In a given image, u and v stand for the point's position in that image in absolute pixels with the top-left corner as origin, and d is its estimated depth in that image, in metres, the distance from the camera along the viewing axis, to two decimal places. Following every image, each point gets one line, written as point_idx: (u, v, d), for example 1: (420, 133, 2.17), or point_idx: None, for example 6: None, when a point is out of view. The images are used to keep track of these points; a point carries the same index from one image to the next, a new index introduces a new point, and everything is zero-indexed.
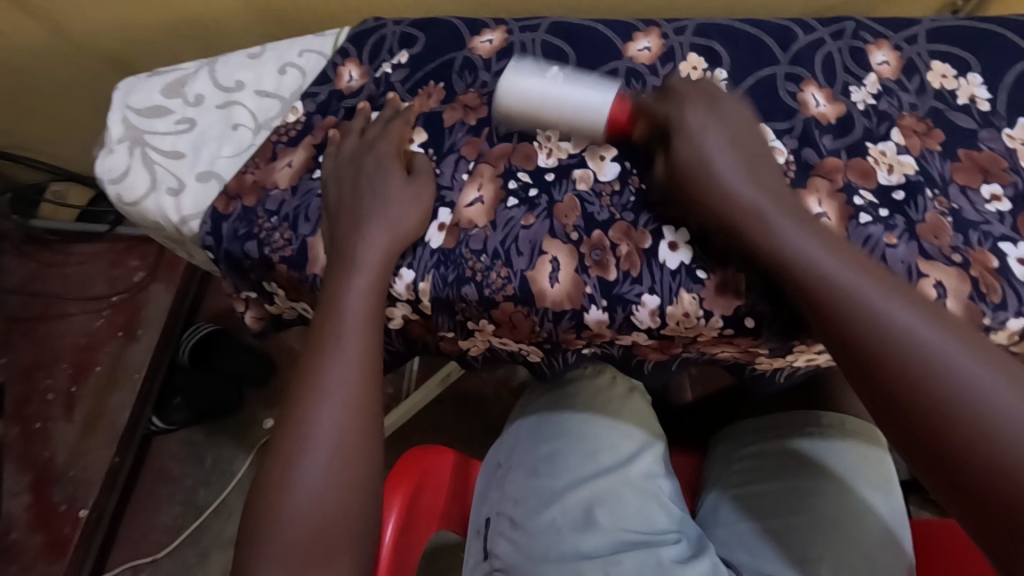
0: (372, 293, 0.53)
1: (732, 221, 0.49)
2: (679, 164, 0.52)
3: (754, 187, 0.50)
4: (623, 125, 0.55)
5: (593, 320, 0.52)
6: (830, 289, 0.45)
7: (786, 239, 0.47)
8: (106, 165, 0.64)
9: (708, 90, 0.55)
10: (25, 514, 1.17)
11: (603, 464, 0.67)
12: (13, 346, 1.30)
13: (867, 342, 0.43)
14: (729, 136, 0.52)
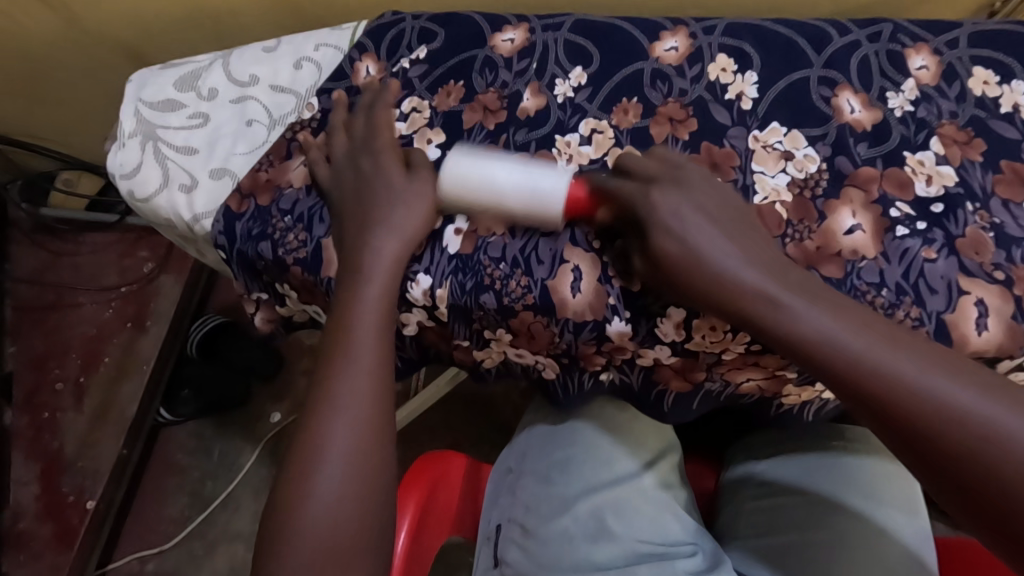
0: (382, 298, 0.51)
1: (734, 306, 0.45)
2: (679, 265, 0.46)
3: (773, 278, 0.45)
4: (582, 207, 0.51)
5: (614, 332, 0.51)
6: (897, 391, 0.40)
7: (832, 337, 0.42)
8: (118, 160, 0.63)
9: (673, 171, 0.50)
10: (34, 503, 1.17)
11: (617, 474, 0.66)
12: (23, 335, 1.29)
13: (952, 445, 0.39)
14: (705, 207, 0.48)
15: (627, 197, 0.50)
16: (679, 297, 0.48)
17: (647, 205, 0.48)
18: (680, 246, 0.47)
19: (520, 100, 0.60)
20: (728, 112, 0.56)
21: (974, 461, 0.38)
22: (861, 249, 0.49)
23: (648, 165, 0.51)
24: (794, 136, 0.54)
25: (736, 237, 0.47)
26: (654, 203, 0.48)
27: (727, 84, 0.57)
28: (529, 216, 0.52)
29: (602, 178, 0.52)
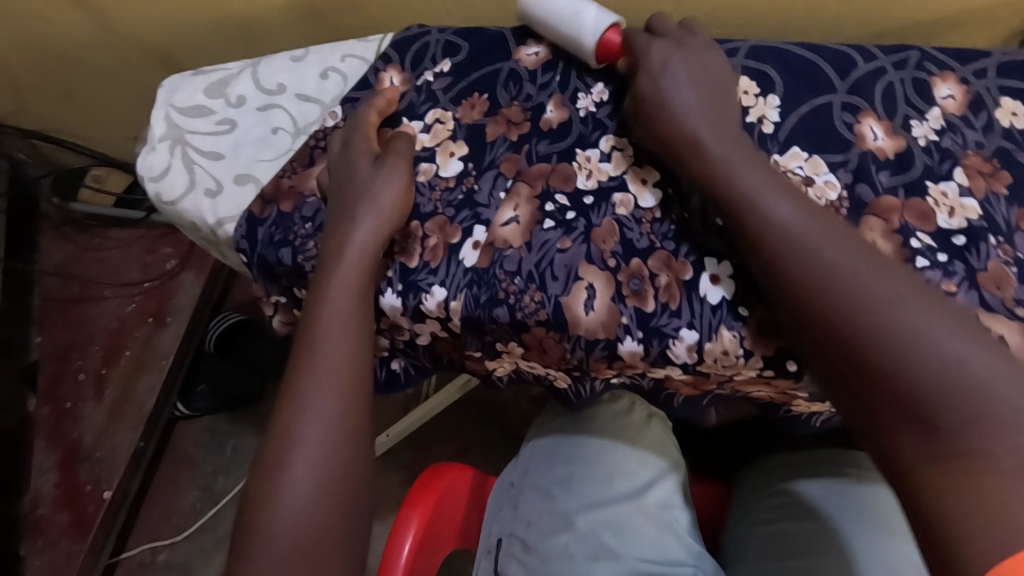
0: (354, 302, 0.52)
1: (684, 156, 0.52)
2: (662, 122, 0.53)
3: (742, 151, 0.51)
4: (614, 51, 0.59)
5: (627, 352, 0.51)
6: (803, 246, 0.45)
7: (763, 200, 0.48)
8: (147, 162, 0.65)
9: (710, 53, 0.57)
10: (53, 491, 1.20)
11: (619, 491, 0.65)
12: (49, 326, 1.33)
13: (831, 296, 0.43)
14: (702, 75, 0.55)
15: (643, 46, 0.57)
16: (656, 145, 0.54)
17: (653, 89, 0.55)
18: (673, 106, 0.53)
19: (543, 113, 0.60)
20: (748, 135, 0.56)
21: (849, 319, 0.42)
22: None
23: (677, 28, 0.59)
24: (814, 162, 0.54)
25: (714, 107, 0.53)
26: (669, 65, 0.55)
27: (749, 106, 0.57)
28: (579, 53, 0.61)
29: (642, 32, 0.59)
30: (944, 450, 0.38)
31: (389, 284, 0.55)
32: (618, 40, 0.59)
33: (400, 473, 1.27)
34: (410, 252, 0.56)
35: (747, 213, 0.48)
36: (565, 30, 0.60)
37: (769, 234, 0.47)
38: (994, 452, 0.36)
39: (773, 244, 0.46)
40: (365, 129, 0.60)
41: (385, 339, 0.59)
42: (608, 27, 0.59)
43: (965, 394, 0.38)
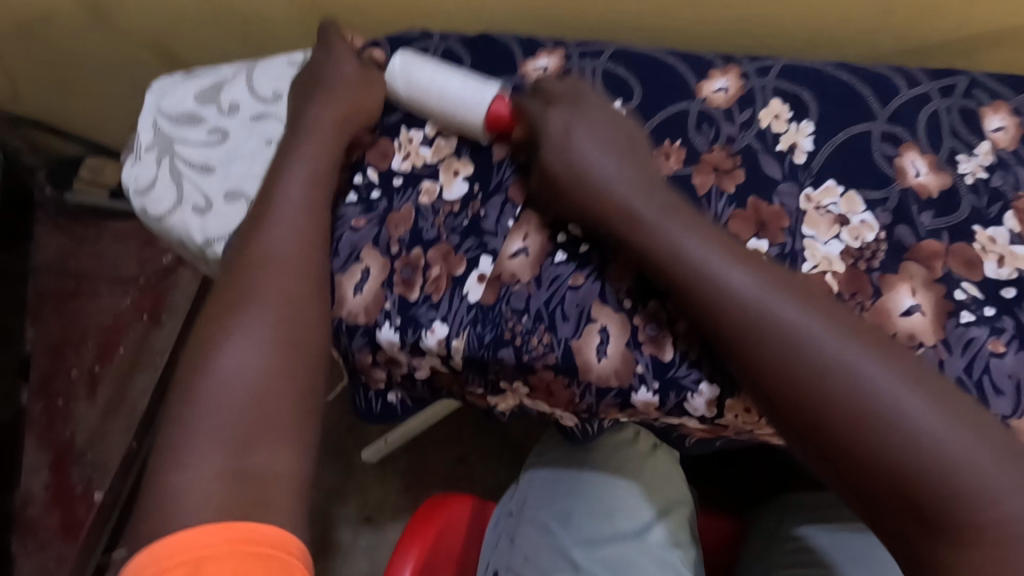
0: (300, 239, 0.51)
1: (610, 222, 0.49)
2: (578, 199, 0.50)
3: (678, 215, 0.48)
4: (504, 121, 0.55)
5: (641, 402, 0.47)
6: (763, 320, 0.43)
7: (716, 271, 0.45)
8: (132, 172, 0.61)
9: (609, 113, 0.54)
10: (45, 491, 1.18)
11: (622, 528, 0.62)
12: (42, 321, 1.30)
13: (799, 381, 0.42)
14: (597, 128, 0.53)
15: (540, 105, 0.54)
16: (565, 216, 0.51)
17: (558, 156, 0.52)
18: (596, 174, 0.50)
19: None
20: (779, 165, 0.52)
21: (819, 404, 0.41)
22: (919, 335, 0.45)
23: (571, 86, 0.55)
24: (850, 199, 0.50)
25: (631, 164, 0.51)
26: (573, 130, 0.52)
27: (780, 133, 0.53)
28: (467, 129, 0.56)
29: (528, 95, 0.55)
30: (935, 523, 0.38)
31: (386, 316, 0.51)
32: (505, 111, 0.54)
33: (398, 480, 1.25)
34: (411, 283, 0.52)
35: (699, 286, 0.45)
36: (450, 108, 0.55)
37: (726, 310, 0.44)
38: (977, 517, 0.37)
39: (733, 320, 0.44)
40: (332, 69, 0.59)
41: (382, 371, 0.54)
42: (491, 98, 0.54)
43: (939, 463, 0.38)
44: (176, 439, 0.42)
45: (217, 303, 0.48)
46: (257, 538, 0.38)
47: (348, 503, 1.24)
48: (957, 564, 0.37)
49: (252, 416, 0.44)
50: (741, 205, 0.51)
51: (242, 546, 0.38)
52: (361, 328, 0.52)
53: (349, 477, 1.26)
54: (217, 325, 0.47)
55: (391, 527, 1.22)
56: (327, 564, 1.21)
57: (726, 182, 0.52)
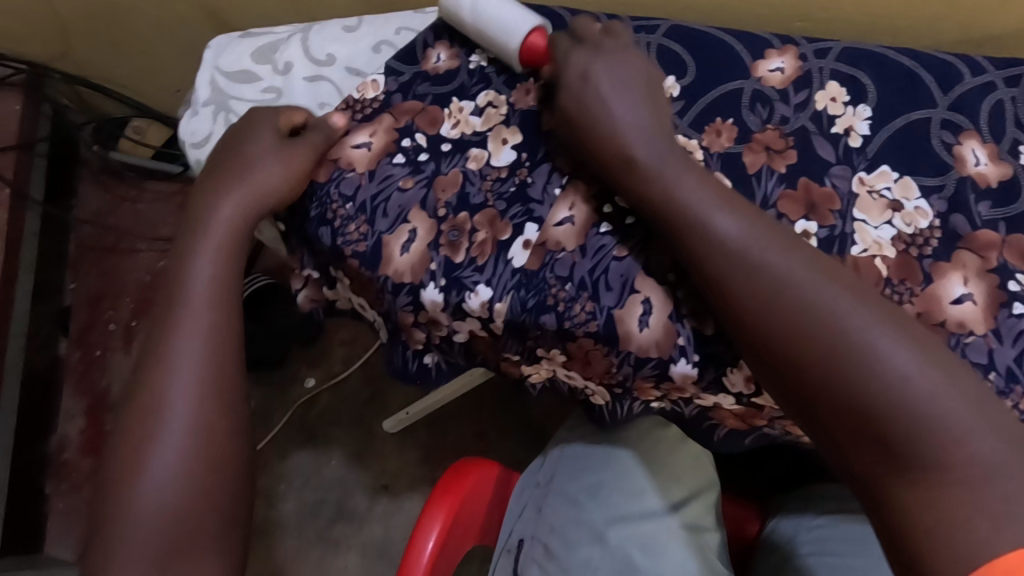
0: (208, 329, 0.49)
1: (618, 163, 0.49)
2: (591, 138, 0.50)
3: (679, 160, 0.48)
4: (540, 53, 0.57)
5: (678, 373, 0.48)
6: (749, 263, 0.43)
7: (701, 216, 0.45)
8: (189, 127, 0.62)
9: (634, 58, 0.53)
10: (79, 436, 1.22)
11: (648, 507, 0.63)
12: (82, 274, 1.34)
13: (778, 319, 0.41)
14: (613, 72, 0.51)
15: (563, 50, 0.54)
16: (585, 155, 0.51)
17: (576, 100, 0.51)
18: (606, 114, 0.49)
19: None
20: (833, 148, 0.51)
21: (798, 341, 0.41)
22: (970, 324, 0.45)
23: (597, 31, 0.54)
24: (905, 184, 0.49)
25: (644, 106, 0.50)
26: (590, 75, 0.51)
27: (836, 116, 0.52)
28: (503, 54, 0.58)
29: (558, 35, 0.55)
30: (905, 465, 0.37)
31: (431, 277, 0.52)
32: (542, 44, 0.56)
33: (417, 451, 1.27)
34: (456, 246, 0.53)
35: (690, 229, 0.45)
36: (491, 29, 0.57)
37: (714, 253, 0.44)
38: (949, 456, 0.36)
39: (716, 262, 0.44)
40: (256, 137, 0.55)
41: (422, 332, 0.56)
42: (531, 29, 0.56)
43: (913, 403, 0.38)
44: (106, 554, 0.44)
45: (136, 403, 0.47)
46: None
47: (367, 470, 1.27)
48: (921, 503, 0.36)
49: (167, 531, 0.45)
50: (792, 184, 0.50)
51: None
52: (406, 287, 0.53)
53: (369, 445, 1.29)
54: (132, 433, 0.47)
55: (407, 497, 1.25)
56: (344, 527, 1.24)
57: (778, 162, 0.51)
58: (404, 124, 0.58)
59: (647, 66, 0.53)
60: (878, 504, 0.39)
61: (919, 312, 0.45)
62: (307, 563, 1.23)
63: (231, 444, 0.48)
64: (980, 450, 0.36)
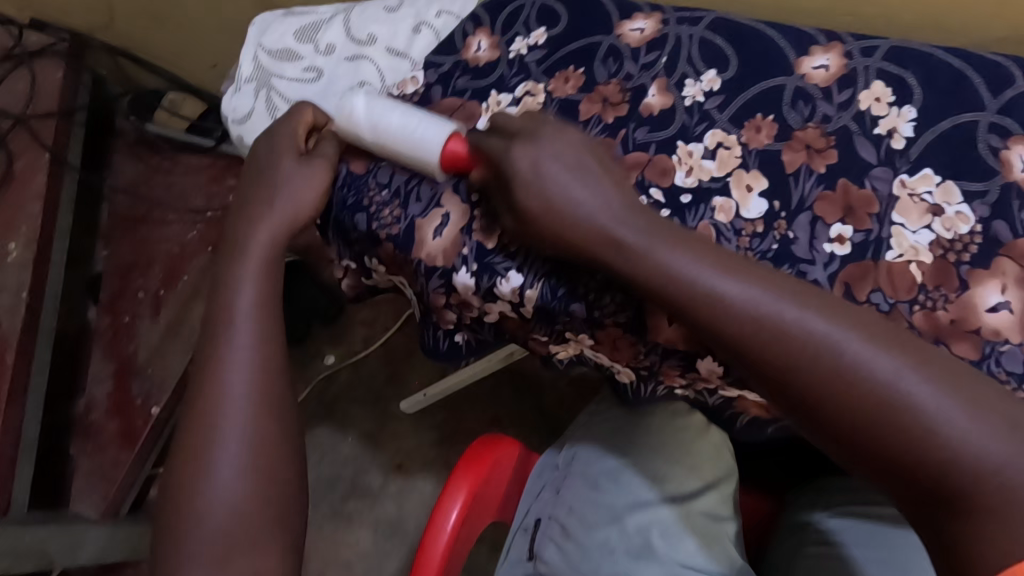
0: (257, 340, 0.50)
1: (600, 254, 0.47)
2: (558, 238, 0.48)
3: (665, 232, 0.46)
4: (461, 160, 0.53)
5: (704, 367, 0.49)
6: (762, 323, 0.42)
7: (708, 282, 0.44)
8: (232, 103, 0.64)
9: (569, 132, 0.51)
10: (106, 399, 1.26)
11: (667, 493, 0.64)
12: (114, 243, 1.38)
13: (805, 378, 0.41)
14: (564, 157, 0.49)
15: (502, 145, 0.51)
16: (554, 249, 0.49)
17: (536, 196, 0.48)
18: (570, 206, 0.48)
19: (644, 96, 0.55)
20: (874, 149, 0.50)
21: (821, 396, 0.41)
22: (1006, 332, 0.44)
23: (526, 121, 0.52)
24: (947, 188, 0.49)
25: (611, 188, 0.48)
26: (541, 168, 0.49)
27: (880, 116, 0.51)
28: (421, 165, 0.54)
29: (484, 134, 0.53)
30: (948, 498, 0.38)
31: (463, 261, 0.53)
32: (463, 151, 0.53)
33: (431, 433, 1.29)
34: (489, 232, 0.53)
35: (694, 293, 0.44)
36: (403, 142, 0.54)
37: (725, 319, 0.43)
38: (992, 491, 0.37)
39: (729, 325, 0.43)
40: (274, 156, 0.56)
41: (452, 313, 0.57)
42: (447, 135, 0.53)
43: (948, 445, 0.38)
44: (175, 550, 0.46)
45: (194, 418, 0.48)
46: None
47: (382, 449, 1.29)
48: (970, 537, 0.37)
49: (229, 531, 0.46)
50: (831, 185, 0.50)
51: None
52: (438, 270, 0.54)
53: (384, 424, 1.31)
54: (192, 442, 0.48)
55: (420, 477, 1.26)
56: (357, 503, 1.27)
57: (817, 162, 0.50)
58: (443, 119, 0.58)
59: (588, 142, 0.51)
60: (926, 527, 0.40)
61: (952, 319, 0.45)
62: (321, 535, 1.26)
63: (282, 448, 0.49)
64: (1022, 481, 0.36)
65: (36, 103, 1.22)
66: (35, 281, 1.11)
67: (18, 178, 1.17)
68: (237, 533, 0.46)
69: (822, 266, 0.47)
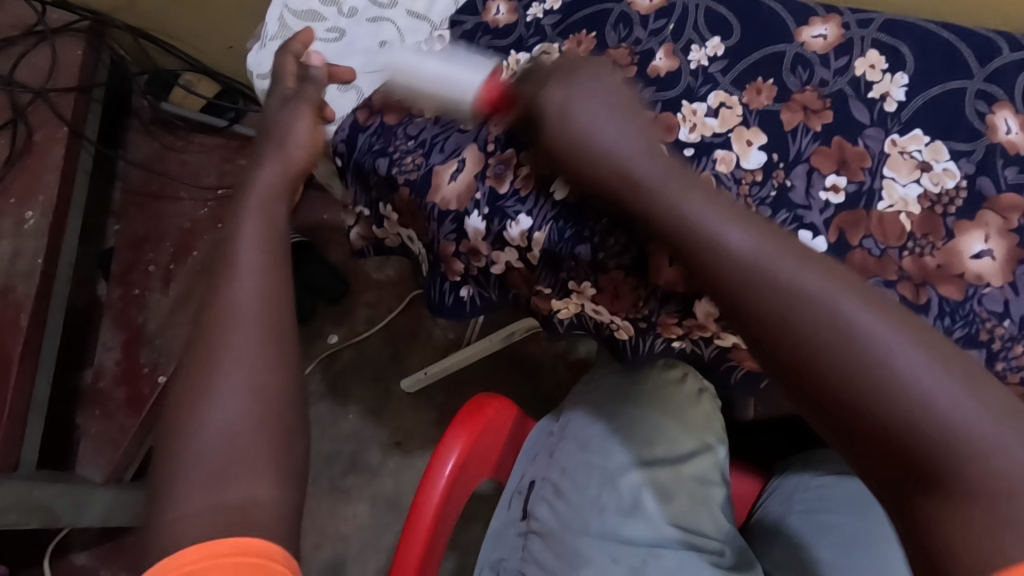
0: (264, 267, 0.48)
1: (617, 191, 0.48)
2: (583, 169, 0.49)
3: (684, 177, 0.47)
4: (497, 102, 0.56)
5: (702, 309, 0.53)
6: (753, 270, 0.41)
7: (710, 226, 0.43)
8: (257, 59, 0.68)
9: (605, 78, 0.52)
10: (114, 367, 1.28)
11: (661, 454, 0.62)
12: (127, 217, 1.41)
13: (792, 331, 0.39)
14: (597, 96, 0.50)
15: (536, 89, 0.52)
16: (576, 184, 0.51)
17: (558, 123, 0.50)
18: (596, 153, 0.48)
19: (652, 59, 0.59)
20: (868, 112, 0.53)
21: (806, 350, 0.38)
22: (987, 277, 0.47)
23: (564, 62, 0.54)
24: (935, 147, 0.51)
25: (641, 135, 0.49)
26: (571, 107, 0.50)
27: (873, 82, 0.54)
28: (457, 110, 0.57)
29: (519, 80, 0.54)
30: (929, 476, 0.34)
31: (476, 206, 0.57)
32: (498, 92, 0.56)
33: (431, 412, 1.31)
34: (502, 178, 0.56)
35: (692, 237, 0.44)
36: (442, 88, 0.57)
37: (719, 262, 0.42)
38: (972, 468, 0.33)
39: (722, 271, 0.42)
40: (292, 108, 0.58)
41: (461, 263, 0.60)
42: (483, 79, 0.56)
43: (935, 416, 0.34)
44: (166, 482, 0.41)
45: (197, 345, 0.46)
46: (239, 550, 0.38)
47: (382, 426, 1.31)
48: (943, 513, 0.33)
49: (226, 458, 0.42)
50: (826, 142, 0.53)
51: (225, 558, 0.38)
52: (452, 215, 0.57)
53: (386, 401, 1.33)
54: (193, 371, 0.44)
55: (419, 455, 1.28)
56: (356, 477, 1.29)
57: (814, 121, 0.53)
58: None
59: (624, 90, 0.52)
60: (902, 515, 0.36)
61: (938, 264, 0.48)
62: (319, 509, 1.27)
63: (284, 377, 0.45)
64: (1008, 463, 0.33)
65: (56, 77, 1.25)
66: (50, 248, 1.14)
67: (37, 149, 1.19)
68: (235, 459, 0.42)
69: (817, 213, 0.50)
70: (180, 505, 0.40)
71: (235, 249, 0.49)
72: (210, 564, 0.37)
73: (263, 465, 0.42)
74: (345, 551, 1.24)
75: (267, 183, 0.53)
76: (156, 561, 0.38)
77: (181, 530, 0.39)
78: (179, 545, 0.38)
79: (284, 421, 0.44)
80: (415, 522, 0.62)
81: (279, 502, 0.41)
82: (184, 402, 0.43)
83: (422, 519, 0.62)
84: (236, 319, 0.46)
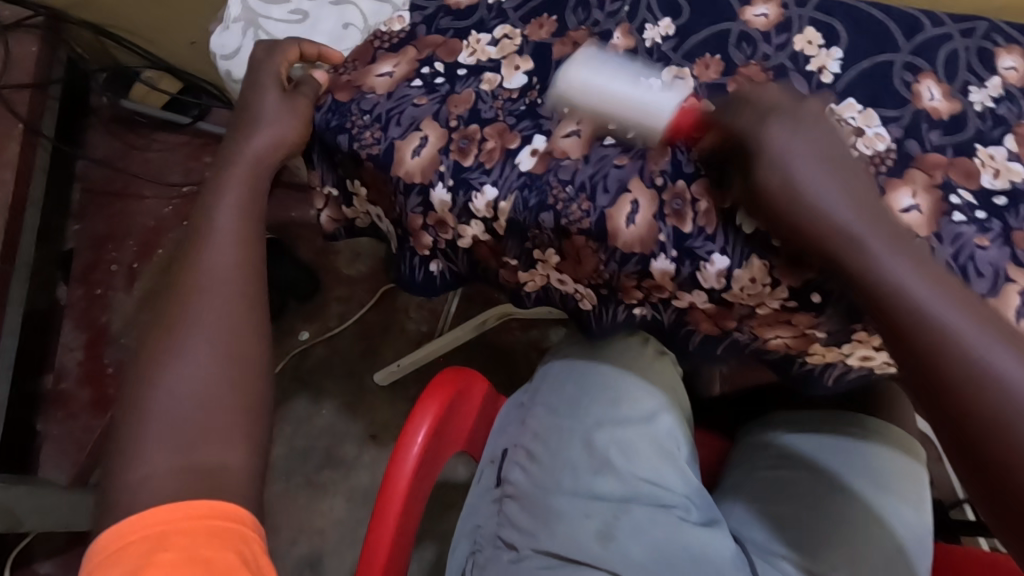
0: (243, 239, 0.50)
1: (824, 249, 0.47)
2: (799, 222, 0.48)
3: (900, 244, 0.46)
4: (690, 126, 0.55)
5: (658, 270, 0.55)
6: (963, 350, 0.41)
7: (922, 298, 0.43)
8: (220, 40, 0.69)
9: (824, 125, 0.50)
10: (77, 368, 1.25)
11: (626, 414, 0.64)
12: (88, 217, 1.38)
13: (982, 419, 0.40)
14: (812, 144, 0.49)
15: (749, 122, 0.51)
16: (775, 228, 0.50)
17: (778, 173, 0.48)
18: (814, 199, 0.47)
19: (610, 39, 0.62)
20: (806, 83, 0.58)
21: (978, 427, 0.40)
22: (915, 228, 0.51)
23: (774, 95, 0.52)
24: (867, 114, 0.56)
25: (851, 184, 0.48)
26: (790, 150, 0.48)
27: (811, 56, 0.58)
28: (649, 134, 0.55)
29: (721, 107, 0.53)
30: None
31: (439, 177, 0.58)
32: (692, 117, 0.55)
33: (406, 403, 1.31)
34: (466, 153, 0.58)
35: (900, 304, 0.44)
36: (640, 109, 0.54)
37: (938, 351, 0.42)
38: None
39: (927, 342, 0.43)
40: (258, 88, 0.59)
41: (429, 237, 0.62)
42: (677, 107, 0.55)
43: None
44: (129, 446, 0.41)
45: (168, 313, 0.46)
46: (210, 513, 0.39)
47: (357, 419, 1.31)
48: None
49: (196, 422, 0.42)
50: None
51: (201, 521, 0.38)
52: (416, 188, 0.59)
53: (361, 394, 1.33)
54: (161, 338, 0.45)
55: None
56: (332, 472, 1.28)
57: None
58: (426, 56, 0.63)
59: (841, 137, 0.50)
60: None
61: None
62: (294, 505, 1.26)
63: (257, 348, 0.46)
64: None
65: (10, 74, 1.22)
66: None
67: None
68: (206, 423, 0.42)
69: None
70: (144, 468, 0.40)
71: (212, 223, 0.50)
72: (184, 525, 0.38)
73: (236, 434, 0.43)
74: (321, 545, 1.23)
75: (239, 163, 0.54)
76: (125, 517, 0.38)
77: (151, 487, 0.39)
78: (151, 501, 0.39)
79: (255, 388, 0.45)
80: (388, 491, 0.62)
81: (248, 468, 0.42)
82: (155, 368, 0.44)
83: (397, 485, 0.62)
84: (212, 288, 0.47)
